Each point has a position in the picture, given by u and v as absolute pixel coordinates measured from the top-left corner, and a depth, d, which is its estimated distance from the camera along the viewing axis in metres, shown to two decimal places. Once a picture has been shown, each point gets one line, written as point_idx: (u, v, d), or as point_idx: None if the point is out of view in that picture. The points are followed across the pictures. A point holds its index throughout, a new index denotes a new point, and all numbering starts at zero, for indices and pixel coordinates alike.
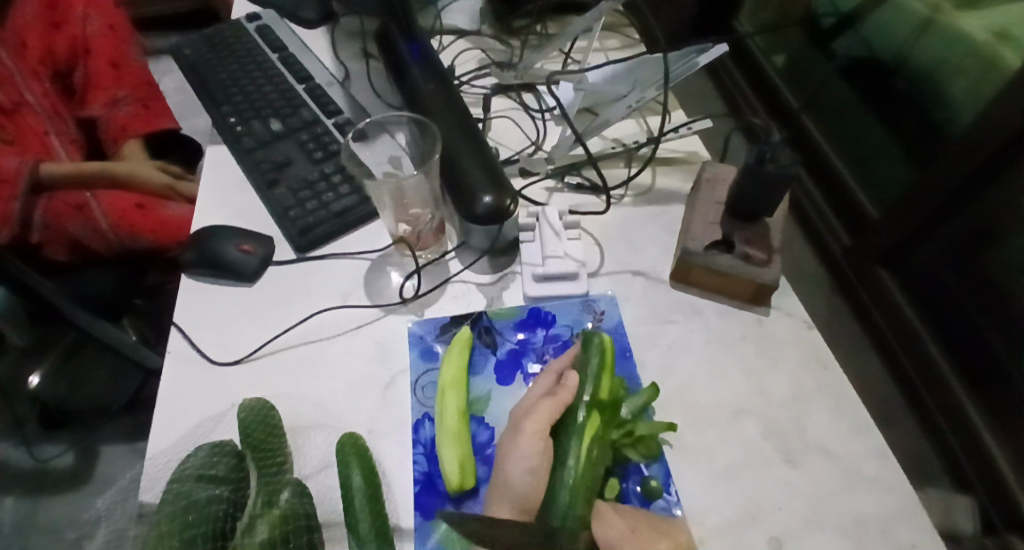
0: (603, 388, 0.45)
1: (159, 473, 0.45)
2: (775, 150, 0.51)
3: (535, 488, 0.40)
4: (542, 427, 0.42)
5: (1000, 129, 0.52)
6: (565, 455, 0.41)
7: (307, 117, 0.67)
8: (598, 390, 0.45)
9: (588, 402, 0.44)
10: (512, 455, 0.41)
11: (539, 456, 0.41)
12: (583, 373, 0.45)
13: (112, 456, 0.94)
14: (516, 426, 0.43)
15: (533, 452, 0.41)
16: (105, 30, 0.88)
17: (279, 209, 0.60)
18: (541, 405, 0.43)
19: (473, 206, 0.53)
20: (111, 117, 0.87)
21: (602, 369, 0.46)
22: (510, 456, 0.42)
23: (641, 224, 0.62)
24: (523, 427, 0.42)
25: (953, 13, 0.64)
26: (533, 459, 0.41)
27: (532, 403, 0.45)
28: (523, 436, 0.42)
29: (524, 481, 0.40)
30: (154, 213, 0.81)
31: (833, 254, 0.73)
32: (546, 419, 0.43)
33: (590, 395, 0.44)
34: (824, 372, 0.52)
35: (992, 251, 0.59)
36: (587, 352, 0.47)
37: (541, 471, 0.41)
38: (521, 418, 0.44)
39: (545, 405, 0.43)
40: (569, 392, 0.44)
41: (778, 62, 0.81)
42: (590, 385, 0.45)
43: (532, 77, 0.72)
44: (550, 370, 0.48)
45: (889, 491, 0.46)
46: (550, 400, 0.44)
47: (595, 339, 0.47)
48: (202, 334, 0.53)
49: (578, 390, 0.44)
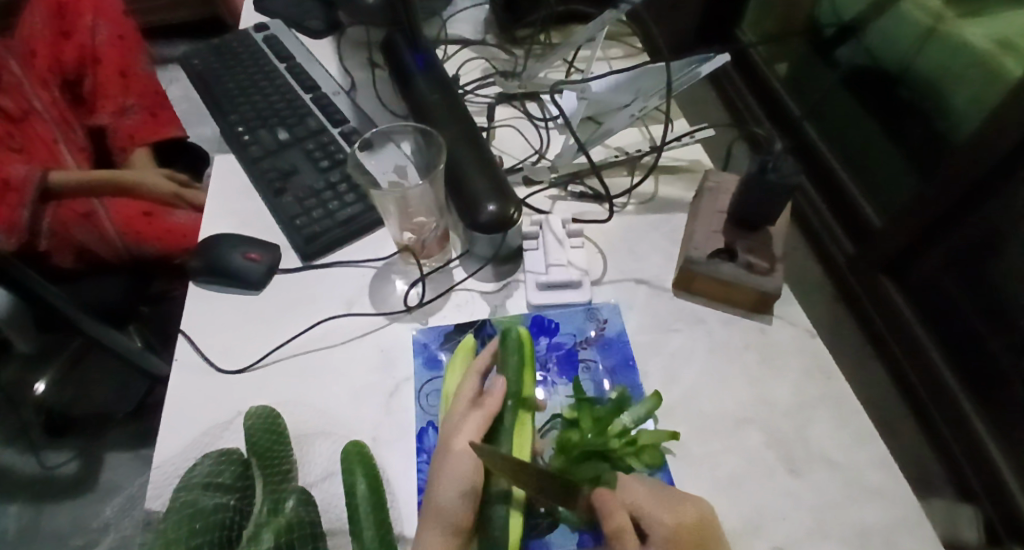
0: (528, 386, 0.45)
1: (165, 481, 0.46)
2: (778, 159, 0.51)
3: (468, 507, 0.39)
4: (470, 444, 0.41)
5: (1001, 140, 0.52)
6: (497, 462, 0.41)
7: (312, 126, 0.67)
8: (523, 389, 0.44)
9: (514, 404, 0.43)
10: (441, 476, 0.40)
11: (470, 473, 0.40)
12: (506, 374, 0.45)
13: (115, 464, 0.93)
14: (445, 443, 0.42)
15: (462, 471, 0.40)
16: (113, 40, 0.90)
17: (285, 218, 0.60)
18: (467, 420, 0.43)
19: (477, 214, 0.53)
20: (118, 125, 0.88)
21: (523, 368, 0.45)
22: (439, 478, 0.40)
23: (645, 233, 0.62)
24: (453, 444, 0.41)
25: (957, 22, 0.65)
26: (463, 479, 0.40)
27: (460, 416, 0.43)
28: (453, 453, 0.41)
29: (457, 503, 0.39)
30: (161, 220, 0.83)
31: (837, 262, 0.73)
32: (475, 432, 0.42)
33: (515, 396, 0.44)
34: (827, 381, 0.52)
35: (999, 259, 0.60)
36: (506, 352, 0.45)
37: (473, 490, 0.40)
38: (450, 434, 0.42)
39: (473, 417, 0.43)
40: (495, 399, 0.43)
41: (781, 70, 0.82)
42: (514, 385, 0.44)
43: (537, 85, 0.73)
44: (472, 370, 0.47)
45: (894, 501, 0.46)
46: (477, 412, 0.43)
47: (514, 336, 0.46)
48: (208, 341, 0.54)
49: (503, 395, 0.44)
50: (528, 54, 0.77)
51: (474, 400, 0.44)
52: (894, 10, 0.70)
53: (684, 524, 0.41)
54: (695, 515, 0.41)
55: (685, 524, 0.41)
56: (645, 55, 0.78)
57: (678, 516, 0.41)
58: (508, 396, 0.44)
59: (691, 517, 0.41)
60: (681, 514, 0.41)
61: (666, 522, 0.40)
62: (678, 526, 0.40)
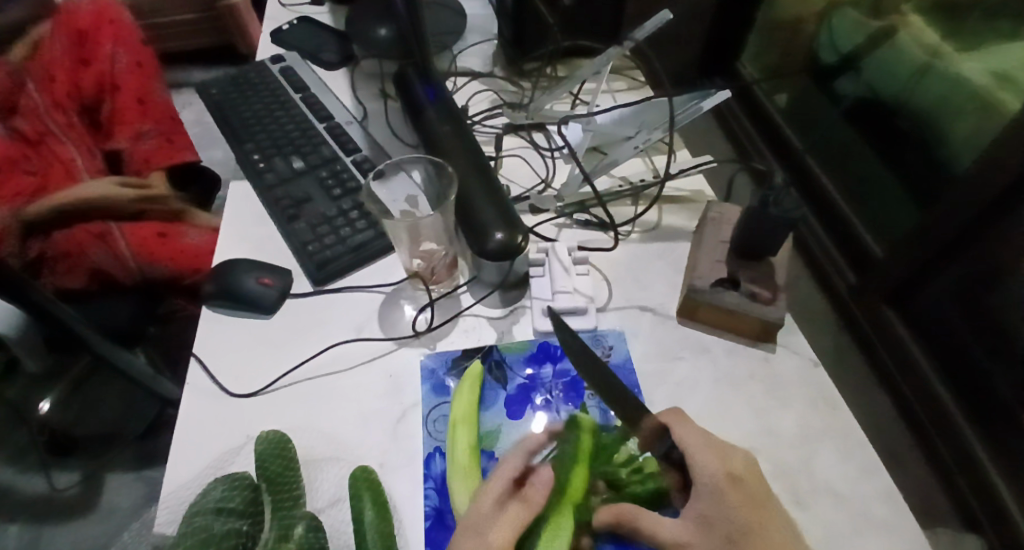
0: (574, 483, 0.43)
1: (180, 507, 0.47)
2: (779, 194, 0.52)
3: None
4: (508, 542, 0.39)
5: (1004, 172, 0.53)
6: None
7: (326, 155, 0.69)
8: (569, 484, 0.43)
9: (555, 503, 0.42)
10: None
11: None
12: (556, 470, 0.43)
13: (119, 485, 0.93)
14: (476, 531, 0.40)
15: None
16: (132, 67, 0.91)
17: (298, 244, 0.62)
18: (507, 514, 0.41)
19: (485, 243, 0.54)
20: (135, 150, 0.89)
21: (575, 462, 0.44)
22: None
23: (650, 261, 0.63)
24: (489, 536, 0.40)
25: (955, 56, 0.66)
26: None
27: (497, 507, 0.42)
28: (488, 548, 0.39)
29: None
30: (174, 242, 0.82)
31: (840, 291, 0.74)
32: (512, 528, 0.40)
33: (557, 494, 0.42)
34: (831, 412, 0.53)
35: (998, 292, 0.60)
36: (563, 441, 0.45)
37: None
38: (483, 522, 0.41)
39: (514, 510, 0.41)
40: (540, 496, 0.42)
41: (780, 102, 0.85)
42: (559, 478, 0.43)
43: (543, 117, 0.75)
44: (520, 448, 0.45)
45: (898, 532, 0.46)
46: (519, 507, 0.41)
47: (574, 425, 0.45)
48: (219, 366, 0.55)
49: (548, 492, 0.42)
50: (535, 87, 0.79)
51: (512, 489, 0.43)
52: (893, 41, 0.72)
53: (734, 471, 0.42)
54: (746, 465, 0.43)
55: (737, 476, 0.42)
56: (649, 88, 0.80)
57: (730, 467, 0.42)
58: (554, 490, 0.42)
59: (742, 466, 0.43)
60: (733, 464, 0.43)
61: (718, 472, 0.42)
62: (731, 477, 0.42)
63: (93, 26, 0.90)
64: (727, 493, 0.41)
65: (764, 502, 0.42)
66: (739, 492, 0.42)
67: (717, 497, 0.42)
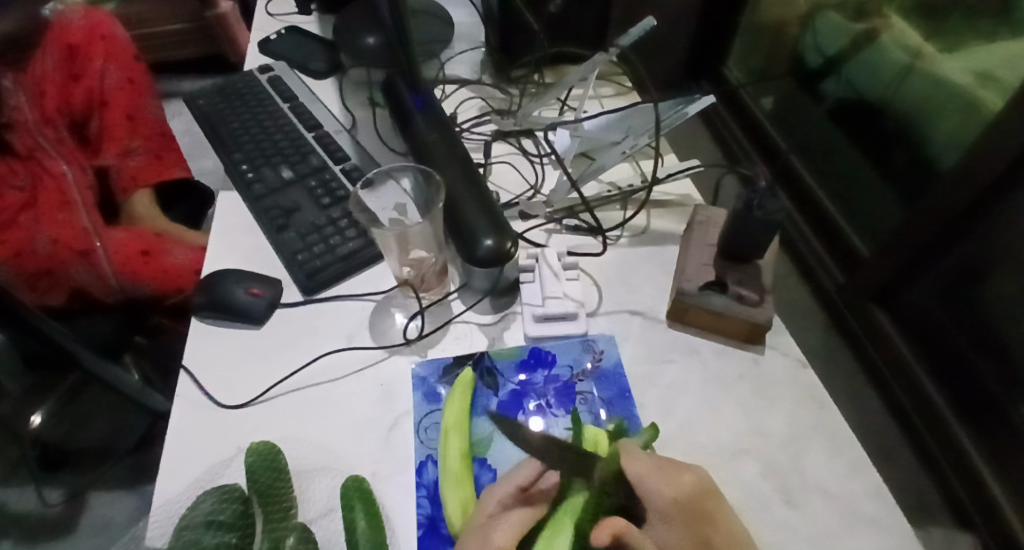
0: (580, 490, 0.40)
1: (170, 521, 0.47)
2: (763, 197, 0.53)
3: None
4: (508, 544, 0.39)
5: (983, 174, 0.55)
6: None
7: (315, 164, 0.69)
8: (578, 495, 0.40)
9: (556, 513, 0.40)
10: None
11: None
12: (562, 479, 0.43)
13: (109, 499, 0.92)
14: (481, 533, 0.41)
15: None
16: (122, 83, 0.91)
17: (288, 254, 0.62)
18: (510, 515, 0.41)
19: (475, 249, 0.54)
20: (122, 167, 0.89)
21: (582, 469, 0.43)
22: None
23: (638, 264, 0.64)
24: (490, 537, 0.40)
25: (936, 55, 0.69)
26: None
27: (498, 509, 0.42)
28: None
29: None
30: (158, 260, 0.80)
31: (829, 291, 0.76)
32: (513, 531, 0.40)
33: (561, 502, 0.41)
34: (819, 411, 0.53)
35: (985, 287, 0.62)
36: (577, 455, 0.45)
37: None
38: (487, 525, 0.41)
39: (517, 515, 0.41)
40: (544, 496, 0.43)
41: (767, 104, 0.85)
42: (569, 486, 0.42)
43: (531, 124, 0.76)
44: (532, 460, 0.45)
45: (888, 531, 0.47)
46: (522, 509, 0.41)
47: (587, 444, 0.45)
48: (210, 377, 0.55)
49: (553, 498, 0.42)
50: (523, 94, 0.80)
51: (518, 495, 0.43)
52: (876, 43, 0.75)
53: (682, 495, 0.41)
54: (694, 485, 0.41)
55: (683, 500, 0.40)
56: (635, 94, 0.81)
57: (676, 491, 0.40)
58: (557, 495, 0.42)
59: (689, 488, 0.41)
60: (679, 488, 0.41)
61: (663, 497, 0.40)
62: (677, 502, 0.40)
63: (85, 41, 0.89)
64: (672, 519, 0.40)
65: (717, 518, 0.41)
66: (684, 516, 0.40)
67: (663, 522, 0.40)
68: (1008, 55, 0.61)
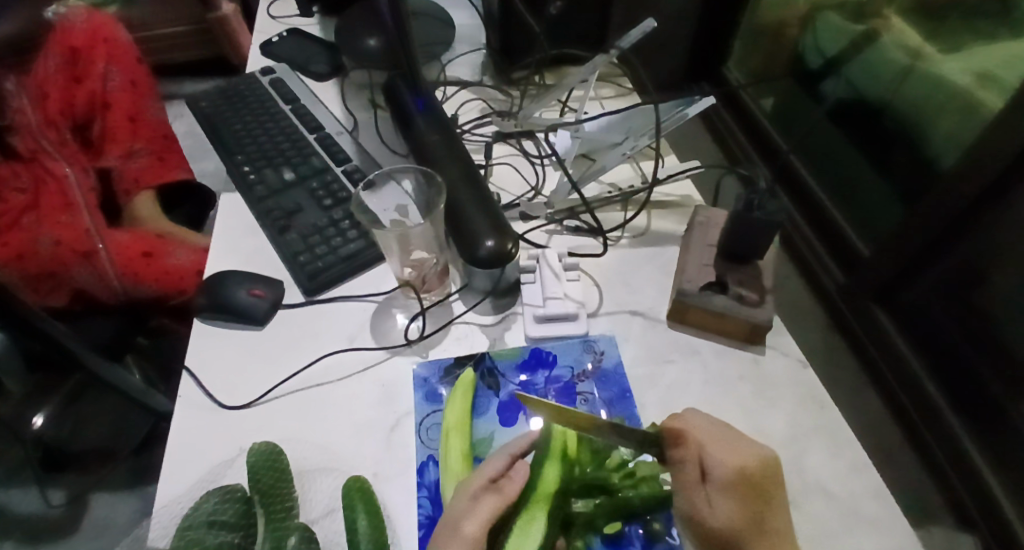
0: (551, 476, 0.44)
1: (171, 520, 0.47)
2: (763, 199, 0.53)
3: None
4: (479, 532, 0.40)
5: (980, 173, 0.55)
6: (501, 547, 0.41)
7: (316, 165, 0.70)
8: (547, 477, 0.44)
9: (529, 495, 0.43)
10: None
11: None
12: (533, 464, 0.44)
13: (111, 501, 0.92)
14: (453, 526, 0.41)
15: None
16: (125, 86, 0.92)
17: (289, 255, 0.62)
18: (480, 504, 0.41)
19: (476, 250, 0.54)
20: (124, 169, 0.90)
21: (547, 460, 0.44)
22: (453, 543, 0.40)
23: (639, 265, 0.64)
24: (463, 526, 0.40)
25: (938, 57, 0.69)
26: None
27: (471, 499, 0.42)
28: (460, 537, 0.40)
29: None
30: (160, 261, 0.80)
31: (830, 292, 0.76)
32: (484, 520, 0.40)
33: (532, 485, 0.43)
34: (820, 411, 0.53)
35: (982, 291, 0.62)
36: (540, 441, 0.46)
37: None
38: (460, 514, 0.41)
39: (489, 502, 0.42)
40: (514, 486, 0.43)
41: (767, 105, 0.86)
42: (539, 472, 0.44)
43: (531, 126, 0.75)
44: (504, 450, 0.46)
45: (889, 532, 0.47)
46: (494, 497, 0.42)
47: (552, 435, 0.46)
48: (212, 378, 0.55)
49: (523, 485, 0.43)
50: (524, 96, 0.80)
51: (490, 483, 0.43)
52: (876, 44, 0.74)
53: (746, 467, 0.40)
54: (760, 462, 0.40)
55: (746, 471, 0.39)
56: (636, 95, 0.81)
57: (739, 461, 0.40)
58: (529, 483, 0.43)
59: (754, 463, 0.40)
60: (744, 459, 0.40)
61: (726, 466, 0.40)
62: (739, 471, 0.39)
63: (87, 44, 0.90)
64: (733, 488, 0.39)
65: (773, 499, 0.39)
66: (746, 487, 0.39)
67: (724, 490, 0.39)
68: (1009, 55, 0.61)
